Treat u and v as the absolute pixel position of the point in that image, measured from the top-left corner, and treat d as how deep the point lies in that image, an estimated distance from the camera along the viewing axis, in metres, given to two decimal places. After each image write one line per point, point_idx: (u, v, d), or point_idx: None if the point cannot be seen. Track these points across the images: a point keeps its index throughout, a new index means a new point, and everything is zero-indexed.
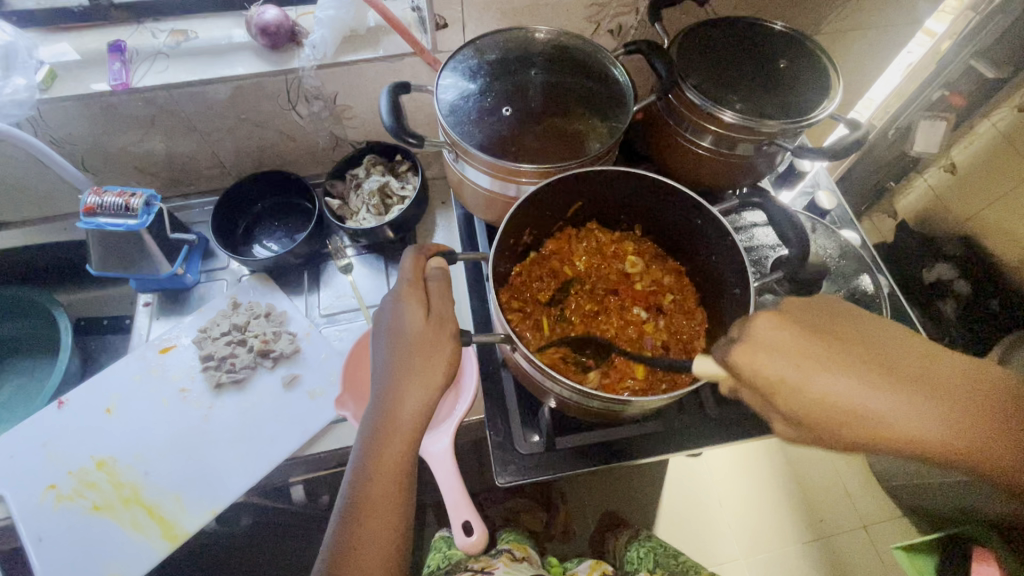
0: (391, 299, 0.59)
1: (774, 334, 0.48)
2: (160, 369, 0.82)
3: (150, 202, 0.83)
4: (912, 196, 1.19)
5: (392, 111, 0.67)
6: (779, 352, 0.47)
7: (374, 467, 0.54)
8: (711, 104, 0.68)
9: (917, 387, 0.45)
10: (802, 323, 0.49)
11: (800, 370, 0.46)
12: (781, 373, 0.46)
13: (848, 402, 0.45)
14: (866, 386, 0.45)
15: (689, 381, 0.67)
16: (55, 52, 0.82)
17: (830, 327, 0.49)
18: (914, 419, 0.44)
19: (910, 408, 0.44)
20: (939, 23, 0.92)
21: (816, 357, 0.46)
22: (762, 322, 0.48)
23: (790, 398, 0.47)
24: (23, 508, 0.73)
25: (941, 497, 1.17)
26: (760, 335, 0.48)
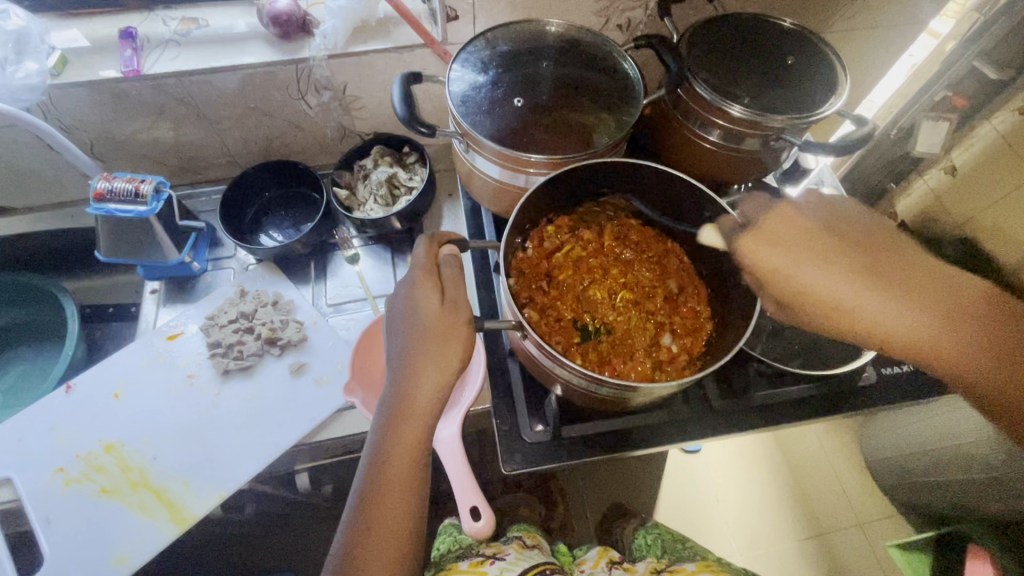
0: (404, 286, 0.60)
1: (781, 229, 0.58)
2: (168, 355, 0.83)
3: (159, 188, 0.83)
4: (912, 197, 1.17)
5: (405, 100, 0.68)
6: (779, 247, 0.58)
7: (391, 448, 0.54)
8: (719, 99, 0.69)
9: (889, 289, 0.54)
10: (815, 224, 0.59)
11: (797, 261, 0.56)
12: (778, 264, 0.57)
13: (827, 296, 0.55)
14: (840, 282, 0.55)
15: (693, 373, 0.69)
16: (67, 38, 0.83)
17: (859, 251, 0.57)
18: (879, 313, 0.54)
19: (864, 291, 0.54)
20: (944, 24, 1.01)
21: (825, 256, 0.56)
22: (774, 217, 0.59)
23: (782, 286, 0.57)
24: (31, 490, 0.73)
25: (933, 494, 1.19)
26: (771, 228, 0.59)
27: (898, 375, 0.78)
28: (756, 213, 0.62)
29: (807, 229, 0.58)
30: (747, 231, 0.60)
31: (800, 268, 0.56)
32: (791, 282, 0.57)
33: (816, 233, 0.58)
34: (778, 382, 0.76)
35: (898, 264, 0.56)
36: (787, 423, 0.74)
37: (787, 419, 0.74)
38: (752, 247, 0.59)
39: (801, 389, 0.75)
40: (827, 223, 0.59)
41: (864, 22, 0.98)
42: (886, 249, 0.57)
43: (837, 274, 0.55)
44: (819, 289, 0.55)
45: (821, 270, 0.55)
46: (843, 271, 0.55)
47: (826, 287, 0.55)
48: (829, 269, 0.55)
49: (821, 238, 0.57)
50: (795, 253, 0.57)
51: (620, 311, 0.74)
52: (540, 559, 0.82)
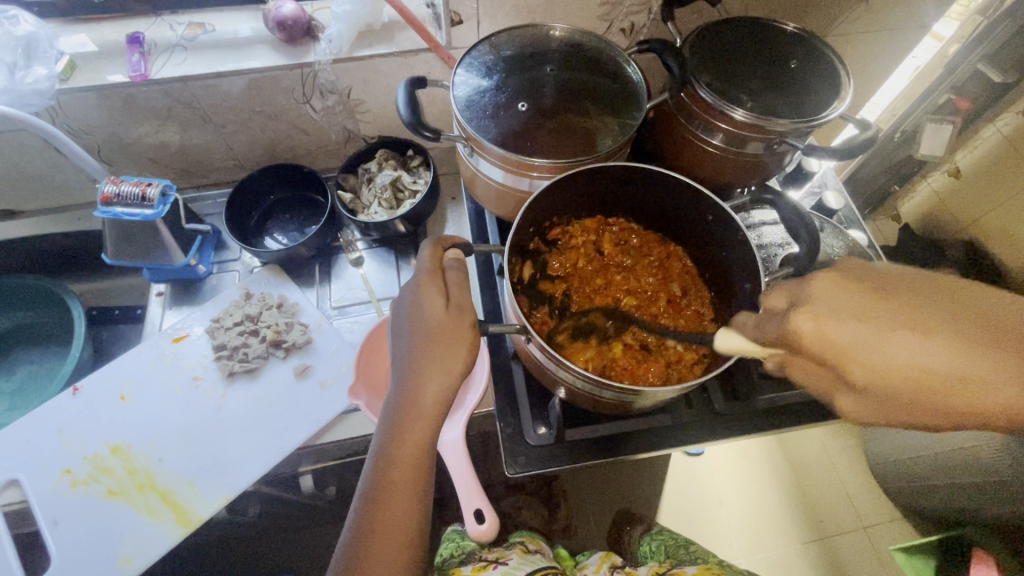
0: (409, 289, 0.60)
1: (834, 295, 0.39)
2: (174, 357, 0.83)
3: (166, 192, 0.84)
4: (915, 200, 1.20)
5: (409, 104, 0.68)
6: (842, 319, 0.38)
7: (396, 451, 0.55)
8: (722, 103, 0.69)
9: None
10: (869, 283, 0.39)
11: (869, 332, 0.37)
12: (847, 338, 0.37)
13: (936, 380, 0.35)
14: (968, 357, 0.34)
15: (701, 374, 0.68)
16: (75, 43, 0.83)
17: (931, 297, 0.37)
18: (1019, 393, 0.34)
19: (990, 367, 0.34)
20: (947, 28, 0.99)
21: (908, 318, 0.37)
22: (823, 282, 0.40)
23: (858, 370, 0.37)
24: (39, 492, 0.74)
25: (937, 498, 1.18)
26: (822, 298, 0.40)
27: None
28: (790, 289, 0.43)
29: (864, 290, 0.39)
30: (796, 307, 0.40)
31: (881, 347, 0.36)
32: (870, 367, 0.37)
33: (880, 290, 0.39)
34: (782, 386, 0.76)
35: (1020, 312, 0.36)
36: (790, 425, 0.74)
37: (791, 421, 0.74)
38: (810, 322, 0.39)
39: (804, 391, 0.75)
40: (867, 275, 0.40)
41: (867, 25, 0.98)
42: (993, 295, 0.37)
43: (933, 337, 0.35)
44: (919, 373, 0.36)
45: (895, 340, 0.36)
46: (942, 339, 0.35)
47: (921, 361, 0.36)
48: (917, 338, 0.36)
49: (884, 299, 0.38)
50: (864, 319, 0.37)
51: (623, 316, 0.75)
52: (543, 564, 0.82)
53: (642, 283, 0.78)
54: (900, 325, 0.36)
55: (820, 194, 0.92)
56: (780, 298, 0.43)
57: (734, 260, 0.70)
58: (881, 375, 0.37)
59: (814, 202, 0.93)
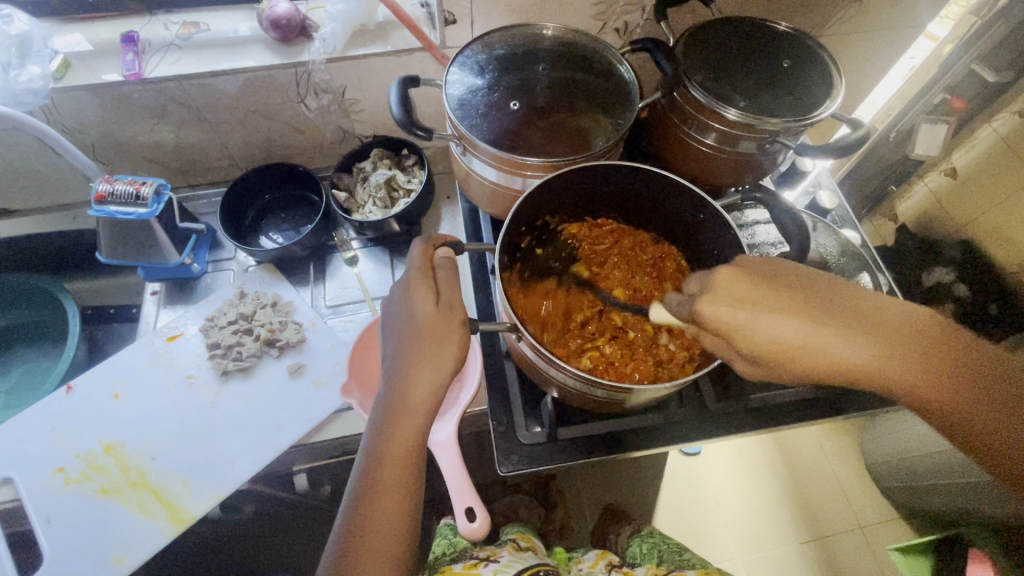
0: (399, 287, 0.60)
1: (735, 289, 0.49)
2: (168, 356, 0.83)
3: (160, 191, 0.84)
4: (911, 201, 1.20)
5: (401, 103, 0.68)
6: (738, 303, 0.48)
7: (385, 449, 0.55)
8: (713, 101, 0.69)
9: (862, 329, 0.49)
10: (752, 277, 0.50)
11: (754, 312, 0.48)
12: (742, 321, 0.48)
13: (795, 343, 0.48)
14: (806, 327, 0.48)
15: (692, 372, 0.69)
16: (69, 42, 0.83)
17: (792, 284, 0.50)
18: (844, 356, 0.48)
19: (830, 336, 0.48)
20: (942, 28, 0.97)
21: (768, 302, 0.49)
22: (724, 276, 0.49)
23: (750, 343, 0.48)
24: (32, 490, 0.74)
25: (933, 497, 1.18)
26: (719, 288, 0.49)
27: None
28: (701, 279, 0.51)
29: (750, 281, 0.50)
30: (700, 296, 0.49)
31: (759, 323, 0.48)
32: (754, 337, 0.48)
33: (761, 283, 0.50)
34: (775, 384, 0.76)
35: (873, 306, 0.50)
36: (784, 425, 0.74)
37: (785, 421, 0.74)
38: (710, 308, 0.48)
39: (796, 391, 0.75)
40: (754, 270, 0.51)
41: (862, 25, 0.98)
42: (845, 289, 0.51)
43: (796, 318, 0.48)
44: (783, 341, 0.48)
45: (775, 319, 0.48)
46: (795, 316, 0.48)
47: (844, 351, 0.48)
48: (779, 317, 0.48)
49: (769, 289, 0.49)
50: (749, 304, 0.48)
51: (616, 316, 0.74)
52: (534, 561, 0.82)
53: (634, 282, 0.78)
54: (775, 303, 0.49)
55: (815, 194, 0.92)
56: (694, 286, 0.52)
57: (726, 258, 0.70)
58: (755, 343, 0.48)
59: (809, 202, 0.93)
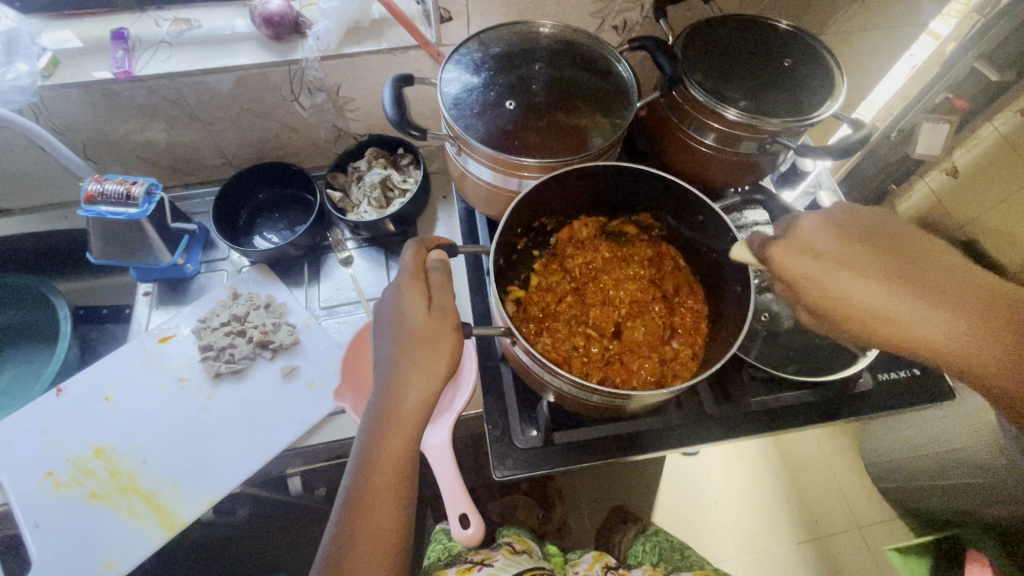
0: (392, 291, 0.59)
1: (821, 238, 0.52)
2: (159, 358, 0.82)
3: (151, 191, 0.83)
4: (911, 199, 1.15)
5: (395, 103, 0.67)
6: (810, 254, 0.52)
7: (377, 455, 0.54)
8: (714, 101, 0.68)
9: (950, 302, 0.47)
10: (842, 230, 0.52)
11: (828, 266, 0.51)
12: (810, 271, 0.51)
13: (868, 305, 0.49)
14: (894, 292, 0.48)
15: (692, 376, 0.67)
16: (58, 39, 0.82)
17: (876, 238, 0.51)
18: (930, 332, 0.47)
19: (919, 306, 0.48)
20: (944, 26, 0.98)
21: (858, 262, 0.50)
22: (808, 224, 0.53)
23: (818, 294, 0.51)
24: (21, 494, 0.73)
25: (931, 498, 1.18)
26: (800, 236, 0.53)
27: (894, 381, 0.77)
28: (787, 224, 0.55)
29: (832, 234, 0.52)
30: (776, 241, 0.54)
31: (831, 278, 0.50)
32: (824, 291, 0.51)
33: (844, 236, 0.52)
34: (774, 388, 0.75)
35: (944, 263, 0.49)
36: (782, 429, 0.73)
37: (783, 425, 0.73)
38: (780, 257, 0.53)
39: (795, 395, 0.74)
40: (847, 223, 0.53)
41: (864, 23, 0.96)
42: (942, 254, 0.50)
43: (877, 281, 0.49)
44: (861, 301, 0.49)
45: (847, 274, 0.50)
46: (873, 278, 0.49)
47: (854, 287, 0.50)
48: (853, 273, 0.50)
49: (858, 244, 0.51)
50: (819, 258, 0.51)
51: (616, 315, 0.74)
52: (529, 565, 0.81)
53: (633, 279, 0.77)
54: (866, 260, 0.50)
55: (815, 194, 0.91)
56: (778, 230, 0.56)
57: (724, 260, 0.69)
58: (828, 291, 0.51)
59: (809, 202, 0.92)
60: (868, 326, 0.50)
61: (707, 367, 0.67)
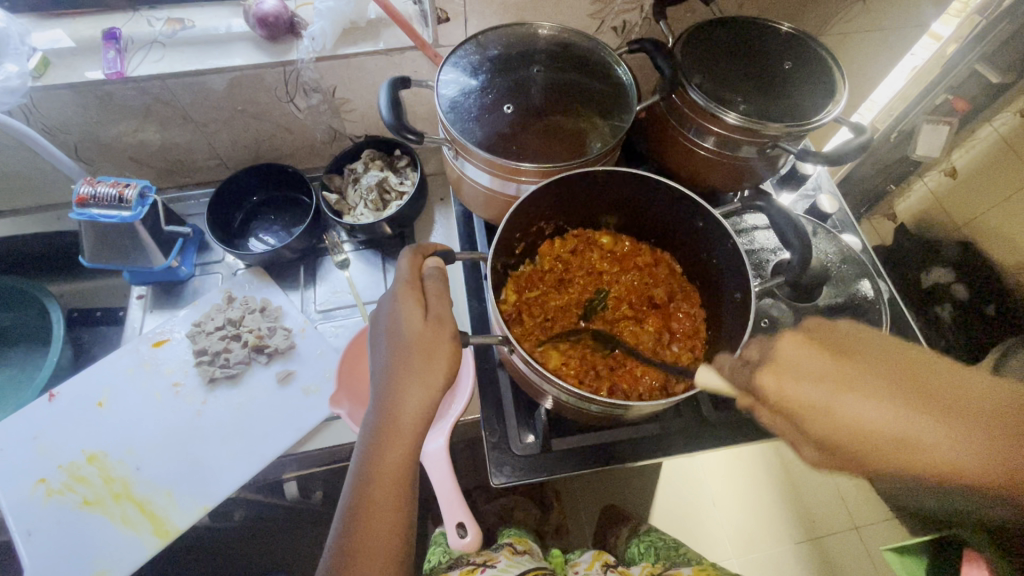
0: (388, 299, 0.59)
1: (809, 359, 0.48)
2: (153, 363, 0.81)
3: (144, 193, 0.82)
4: (912, 197, 1.18)
5: (391, 106, 0.66)
6: (804, 376, 0.47)
7: (374, 468, 0.53)
8: (714, 106, 0.67)
9: (942, 411, 0.44)
10: (829, 346, 0.49)
11: (831, 393, 0.46)
12: (814, 399, 0.46)
13: (888, 432, 0.44)
14: (877, 405, 0.44)
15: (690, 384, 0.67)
16: (49, 39, 0.81)
17: (849, 351, 0.48)
18: (940, 446, 0.43)
19: (916, 422, 0.43)
20: (946, 28, 0.95)
21: (850, 383, 0.46)
22: (788, 344, 0.49)
23: (826, 424, 0.46)
24: (12, 502, 0.72)
25: (930, 501, 1.18)
26: (791, 355, 0.48)
27: None
28: (762, 347, 0.51)
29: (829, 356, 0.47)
30: (765, 365, 0.49)
31: (843, 403, 0.45)
32: (832, 419, 0.45)
33: (838, 357, 0.47)
34: None
35: (954, 384, 0.45)
36: (781, 434, 0.73)
37: (783, 431, 0.73)
38: (778, 381, 0.47)
39: None
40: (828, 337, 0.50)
41: (866, 24, 0.96)
42: (928, 371, 0.46)
43: (883, 403, 0.44)
44: (851, 420, 0.45)
45: (833, 394, 0.46)
46: (878, 398, 0.45)
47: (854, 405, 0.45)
48: (864, 398, 0.45)
49: (843, 363, 0.47)
50: (825, 384, 0.46)
51: (612, 324, 0.73)
52: (531, 565, 0.81)
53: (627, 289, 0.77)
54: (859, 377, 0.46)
55: (815, 197, 0.91)
56: (756, 351, 0.52)
57: (724, 266, 0.69)
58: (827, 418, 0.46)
59: (809, 205, 0.91)
60: (889, 456, 0.44)
61: (706, 375, 0.66)
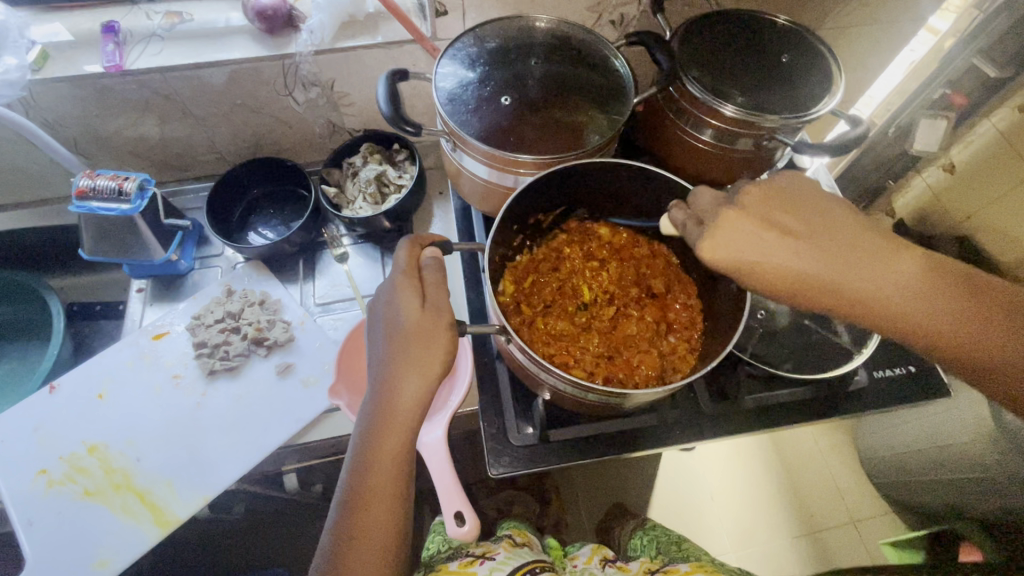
0: (386, 288, 0.59)
1: (739, 223, 0.50)
2: (153, 355, 0.82)
3: (144, 186, 0.82)
4: (909, 195, 1.16)
5: (389, 98, 0.66)
6: (737, 240, 0.50)
7: (373, 454, 0.54)
8: (711, 98, 0.68)
9: (864, 261, 0.49)
10: (775, 206, 0.51)
11: (760, 252, 0.49)
12: (741, 259, 0.50)
13: (814, 275, 0.49)
14: (809, 256, 0.49)
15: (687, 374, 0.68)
16: (48, 32, 0.81)
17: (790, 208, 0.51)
18: (872, 292, 0.49)
19: (851, 270, 0.48)
20: (943, 21, 0.97)
21: (794, 240, 0.49)
22: (727, 215, 0.50)
23: (756, 279, 0.50)
24: (13, 493, 0.73)
25: (926, 494, 1.18)
26: (729, 224, 0.50)
27: (891, 378, 0.77)
28: (710, 205, 0.53)
29: (761, 217, 0.50)
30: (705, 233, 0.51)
31: (771, 256, 0.49)
32: (762, 271, 0.49)
33: (768, 216, 0.50)
34: (771, 384, 0.75)
35: (871, 240, 0.50)
36: (777, 426, 0.73)
37: (778, 422, 0.73)
38: (710, 246, 0.50)
39: (792, 392, 0.74)
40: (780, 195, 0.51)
41: (863, 18, 0.96)
42: (852, 225, 0.50)
43: (809, 256, 0.49)
44: (792, 273, 0.49)
45: (766, 251, 0.49)
46: (807, 251, 0.49)
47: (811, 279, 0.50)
48: (794, 253, 0.49)
49: (772, 231, 0.50)
50: (753, 246, 0.49)
51: (608, 315, 0.74)
52: (529, 559, 0.81)
53: (625, 278, 0.77)
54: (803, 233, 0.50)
55: None
56: (706, 206, 0.53)
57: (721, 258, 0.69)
58: (767, 270, 0.49)
59: None
60: (822, 298, 0.49)
61: (703, 365, 0.67)
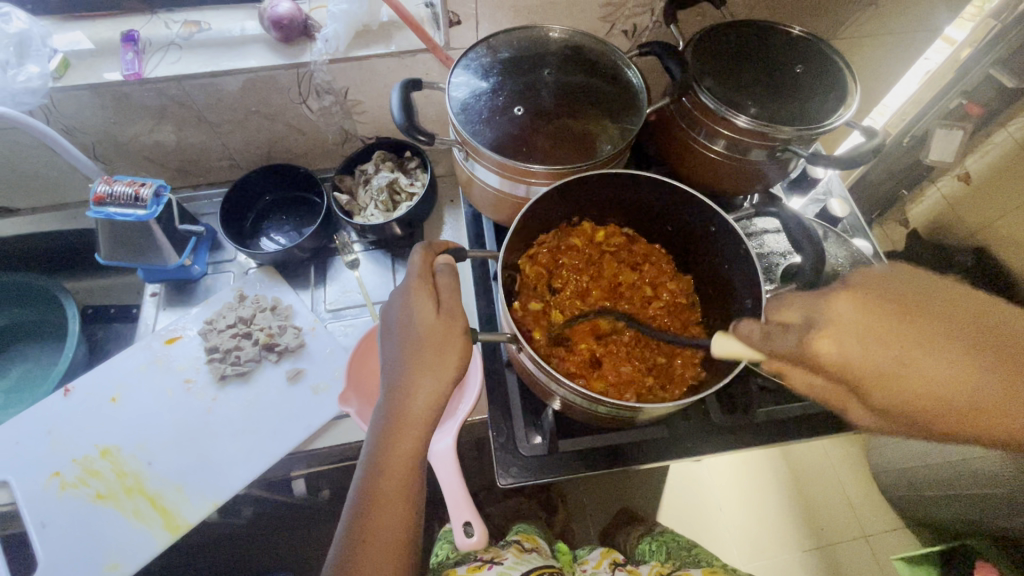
0: (400, 293, 0.59)
1: (860, 317, 0.41)
2: (166, 359, 0.83)
3: (159, 192, 0.83)
4: (923, 205, 1.17)
5: (403, 107, 0.67)
6: (869, 337, 0.40)
7: (385, 459, 0.54)
8: (725, 109, 0.67)
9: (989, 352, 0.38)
10: (893, 301, 0.41)
11: (899, 357, 0.39)
12: (881, 364, 0.39)
13: (968, 392, 0.38)
14: (985, 377, 0.37)
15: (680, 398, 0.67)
16: (69, 41, 0.82)
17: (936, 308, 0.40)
18: None
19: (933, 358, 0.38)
20: (960, 31, 0.95)
21: (933, 339, 0.39)
22: (841, 302, 0.42)
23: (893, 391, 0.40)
24: (27, 494, 0.73)
25: (941, 508, 1.16)
26: (839, 312, 0.42)
27: None
28: (808, 302, 0.45)
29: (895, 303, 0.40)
30: (817, 329, 0.42)
31: (915, 365, 0.39)
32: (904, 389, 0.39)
33: (904, 312, 0.40)
34: (781, 399, 0.75)
35: None
36: (790, 439, 0.72)
37: (790, 435, 0.72)
38: (829, 345, 0.41)
39: (803, 406, 0.74)
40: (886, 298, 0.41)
41: (878, 29, 0.95)
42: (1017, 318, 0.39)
43: (958, 363, 0.38)
44: (953, 395, 0.38)
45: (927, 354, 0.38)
46: (950, 357, 0.38)
47: (929, 372, 0.38)
48: (932, 357, 0.38)
49: (920, 322, 0.39)
50: (885, 340, 0.39)
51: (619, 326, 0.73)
52: (539, 563, 0.81)
53: (656, 300, 0.76)
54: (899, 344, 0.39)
55: (826, 202, 0.90)
56: (796, 310, 0.45)
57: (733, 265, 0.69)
58: (908, 385, 0.39)
59: (819, 210, 0.91)
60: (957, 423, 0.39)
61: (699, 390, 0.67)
